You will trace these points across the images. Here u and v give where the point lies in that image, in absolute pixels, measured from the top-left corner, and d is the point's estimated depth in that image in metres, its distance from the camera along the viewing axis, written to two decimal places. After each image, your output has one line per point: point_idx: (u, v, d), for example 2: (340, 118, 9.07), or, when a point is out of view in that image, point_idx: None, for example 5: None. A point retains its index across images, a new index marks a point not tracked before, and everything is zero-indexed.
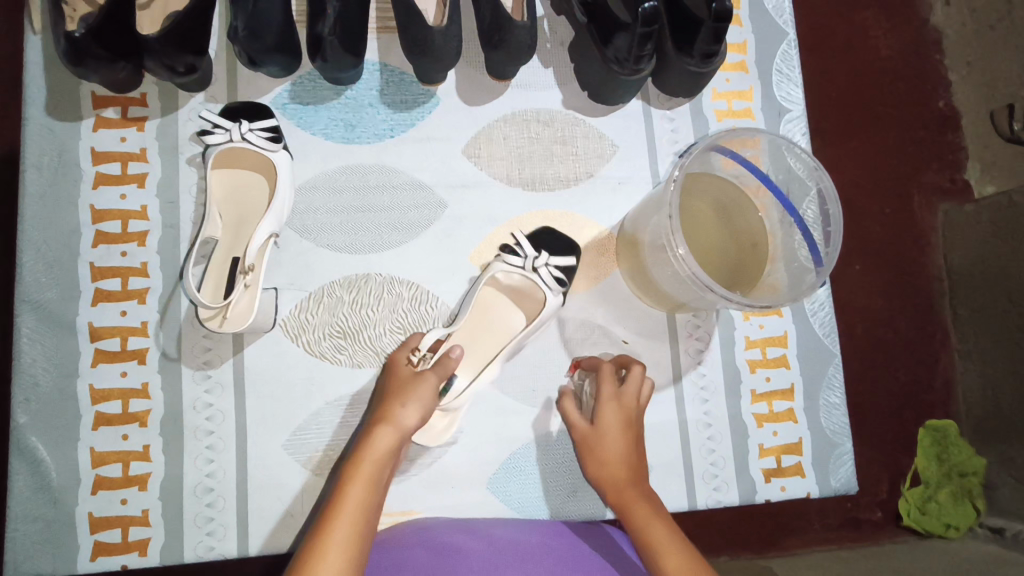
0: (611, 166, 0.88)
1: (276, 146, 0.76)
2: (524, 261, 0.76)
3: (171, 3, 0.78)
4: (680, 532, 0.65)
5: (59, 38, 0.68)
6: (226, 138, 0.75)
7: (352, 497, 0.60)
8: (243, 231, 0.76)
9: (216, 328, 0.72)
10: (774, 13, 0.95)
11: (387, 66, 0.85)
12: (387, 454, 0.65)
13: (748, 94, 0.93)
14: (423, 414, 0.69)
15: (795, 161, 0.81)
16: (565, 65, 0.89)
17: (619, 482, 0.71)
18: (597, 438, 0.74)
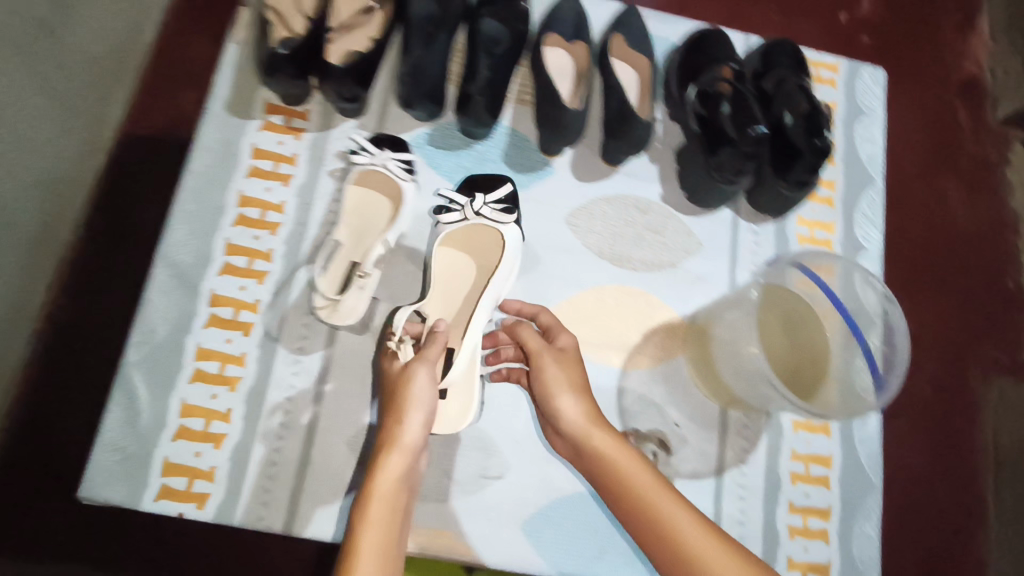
0: (694, 261, 0.95)
1: (408, 177, 0.87)
2: (463, 210, 0.85)
3: (352, 44, 0.91)
4: (667, 483, 0.68)
5: (266, 50, 0.83)
6: (368, 161, 0.86)
7: (370, 535, 0.61)
8: (363, 241, 0.85)
9: (327, 318, 0.82)
10: (866, 161, 1.04)
11: (514, 131, 0.96)
12: (396, 477, 0.66)
13: (830, 226, 1.00)
14: (423, 425, 0.69)
15: (874, 296, 0.88)
16: (668, 165, 0.99)
17: (589, 417, 0.73)
18: (563, 369, 0.76)
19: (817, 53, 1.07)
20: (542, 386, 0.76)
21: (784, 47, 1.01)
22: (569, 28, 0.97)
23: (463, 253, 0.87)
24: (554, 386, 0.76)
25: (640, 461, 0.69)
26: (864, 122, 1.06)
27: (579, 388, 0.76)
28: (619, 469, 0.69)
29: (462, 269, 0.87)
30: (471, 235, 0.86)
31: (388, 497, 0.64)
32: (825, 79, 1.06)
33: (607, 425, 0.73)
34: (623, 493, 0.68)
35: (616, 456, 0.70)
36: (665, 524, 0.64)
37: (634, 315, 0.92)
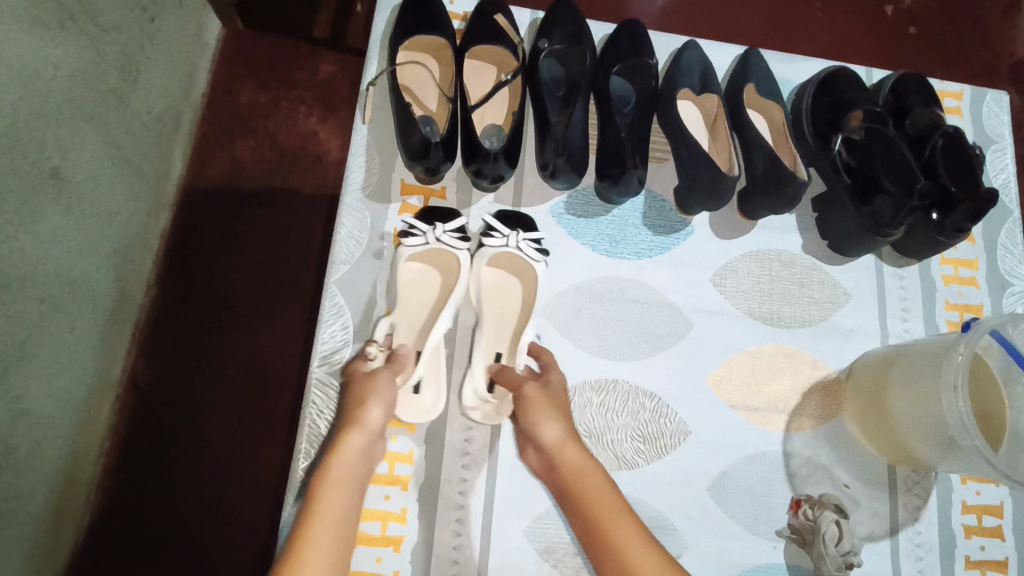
0: (843, 313, 0.93)
1: (540, 258, 0.84)
2: (424, 235, 0.83)
3: (488, 118, 0.92)
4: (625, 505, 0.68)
5: (411, 136, 0.81)
6: (502, 243, 0.83)
7: (329, 502, 0.63)
8: (501, 328, 0.85)
9: (480, 418, 0.80)
10: (1003, 192, 1.01)
11: (651, 192, 0.94)
12: (356, 457, 0.68)
13: (974, 264, 0.98)
14: (384, 412, 0.72)
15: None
16: (807, 214, 0.96)
17: (562, 442, 0.73)
18: (542, 397, 0.76)
19: (940, 82, 1.05)
20: (524, 414, 0.75)
21: (915, 82, 0.97)
22: (696, 79, 0.95)
23: (429, 271, 0.87)
24: (539, 409, 0.74)
25: (604, 481, 0.70)
26: (996, 152, 1.03)
27: (559, 413, 0.75)
28: (588, 494, 0.69)
29: (424, 290, 0.86)
30: (434, 257, 0.85)
31: (340, 477, 0.66)
32: (952, 109, 1.04)
33: (582, 447, 0.73)
34: (589, 513, 0.68)
35: (581, 476, 0.70)
36: (615, 539, 0.65)
37: (791, 374, 0.90)
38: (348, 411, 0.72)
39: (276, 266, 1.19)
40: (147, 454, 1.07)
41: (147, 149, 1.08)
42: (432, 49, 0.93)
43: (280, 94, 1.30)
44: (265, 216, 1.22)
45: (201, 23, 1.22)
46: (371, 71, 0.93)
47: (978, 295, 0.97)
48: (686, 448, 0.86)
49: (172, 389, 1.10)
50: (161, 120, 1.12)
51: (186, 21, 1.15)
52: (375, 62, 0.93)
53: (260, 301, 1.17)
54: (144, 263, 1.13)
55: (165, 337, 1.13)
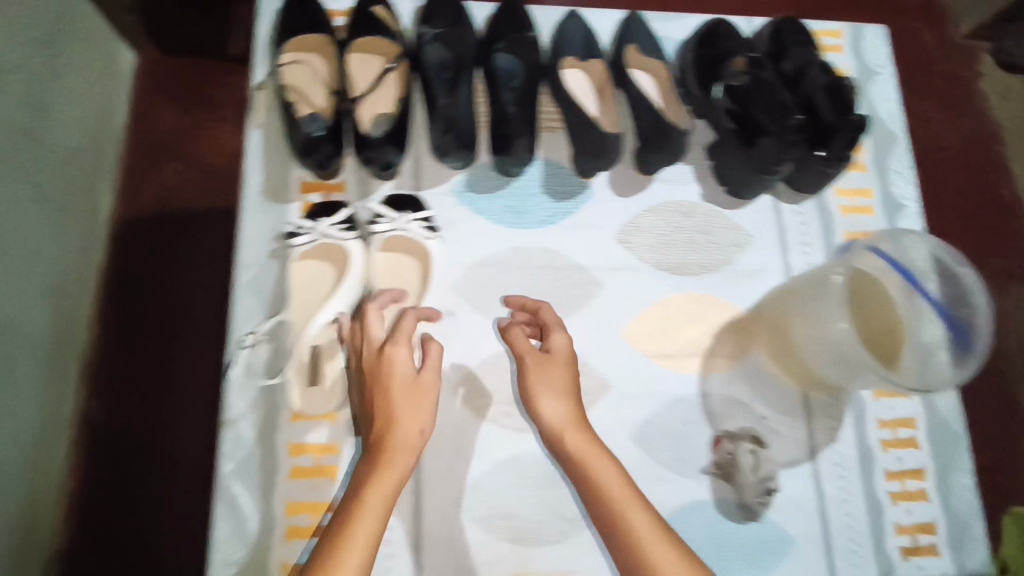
0: (746, 255, 0.96)
1: (430, 235, 0.88)
2: (310, 232, 0.87)
3: (377, 108, 0.91)
4: (634, 487, 0.72)
5: (300, 137, 0.83)
6: (390, 227, 0.87)
7: (370, 509, 0.66)
8: (401, 308, 0.85)
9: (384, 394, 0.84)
10: (888, 120, 1.05)
11: (549, 161, 0.96)
12: (409, 456, 0.72)
13: (868, 192, 1.01)
14: (422, 428, 0.74)
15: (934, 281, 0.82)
16: (702, 163, 0.99)
17: (569, 422, 0.77)
18: (543, 367, 0.81)
19: (819, 22, 1.08)
20: (528, 392, 0.80)
21: (792, 26, 1.00)
22: (580, 48, 0.98)
23: (324, 264, 0.87)
24: (537, 385, 0.80)
25: (610, 460, 0.74)
26: (879, 82, 1.07)
27: (563, 392, 0.79)
28: (590, 469, 0.73)
29: (322, 282, 0.87)
30: (328, 251, 0.87)
31: (389, 472, 0.69)
32: (832, 47, 1.07)
33: (581, 425, 0.77)
34: (597, 493, 0.72)
35: (586, 454, 0.75)
36: (619, 504, 0.70)
37: (701, 318, 0.93)
38: (382, 422, 0.73)
39: (209, 282, 1.20)
40: (104, 481, 1.07)
41: (70, 185, 1.09)
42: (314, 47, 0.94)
43: (200, 114, 1.30)
44: (191, 234, 1.23)
45: (111, 53, 1.23)
46: (258, 75, 0.93)
47: (875, 222, 1.00)
48: (607, 402, 0.88)
49: (118, 415, 1.11)
50: (81, 157, 1.13)
51: (93, 52, 1.16)
52: (262, 67, 0.94)
53: (196, 319, 1.17)
54: (82, 299, 1.13)
55: (109, 366, 1.13)
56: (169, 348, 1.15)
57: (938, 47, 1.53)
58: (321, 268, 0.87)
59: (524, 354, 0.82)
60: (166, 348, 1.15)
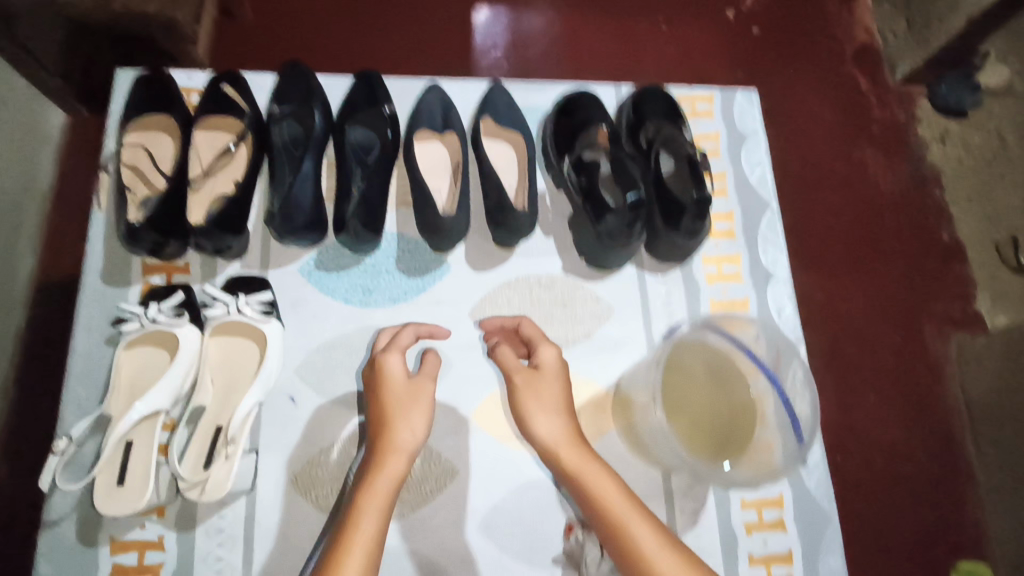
0: (607, 328, 0.94)
1: (268, 318, 0.84)
2: (139, 318, 0.82)
3: (217, 187, 0.90)
4: (632, 497, 0.75)
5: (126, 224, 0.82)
6: (224, 312, 0.83)
7: (371, 512, 0.71)
8: (231, 398, 0.82)
9: (195, 497, 0.76)
10: (759, 186, 1.04)
11: (403, 236, 0.94)
12: (398, 476, 0.74)
13: (736, 260, 1.00)
14: (415, 429, 0.78)
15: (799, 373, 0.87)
16: (564, 234, 0.97)
17: (563, 437, 0.79)
18: (532, 387, 0.83)
19: (689, 88, 1.09)
20: (519, 409, 0.83)
21: (652, 96, 1.01)
22: (436, 120, 0.97)
23: (158, 350, 0.84)
24: (529, 405, 0.82)
25: (604, 471, 0.76)
26: (749, 147, 1.06)
27: (557, 407, 0.82)
28: (585, 481, 0.76)
29: (156, 369, 0.83)
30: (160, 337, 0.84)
31: (386, 491, 0.73)
32: (701, 113, 1.07)
33: (576, 441, 0.80)
34: (596, 506, 0.74)
35: (582, 467, 0.77)
36: (615, 514, 0.72)
37: None
38: (381, 429, 0.78)
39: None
40: None
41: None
42: (161, 124, 0.93)
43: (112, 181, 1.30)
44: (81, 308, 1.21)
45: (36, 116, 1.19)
46: (108, 148, 0.92)
47: (742, 290, 0.98)
48: (454, 488, 0.85)
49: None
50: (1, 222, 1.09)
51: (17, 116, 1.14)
52: (112, 140, 0.93)
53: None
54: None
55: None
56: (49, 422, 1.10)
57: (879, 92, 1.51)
58: (154, 354, 0.84)
59: (514, 371, 0.85)
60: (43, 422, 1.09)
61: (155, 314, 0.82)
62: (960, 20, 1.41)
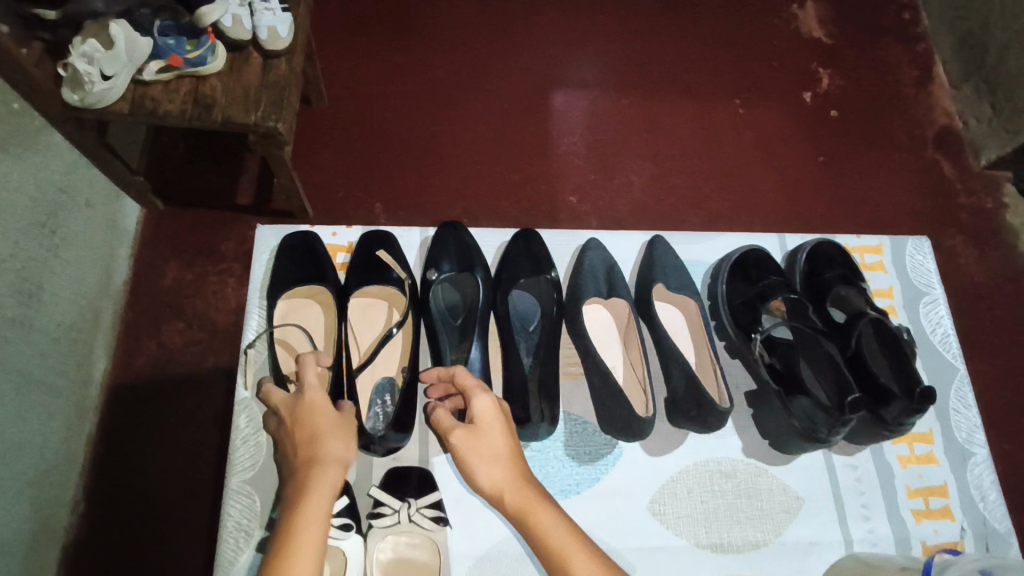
0: (798, 525, 0.84)
1: (441, 525, 0.76)
2: None
3: (377, 370, 0.84)
4: (580, 532, 0.66)
5: None
6: (394, 521, 0.75)
7: (310, 521, 0.61)
8: None
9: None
10: (943, 347, 0.96)
11: (571, 414, 0.86)
12: (332, 492, 0.65)
13: (929, 436, 0.90)
14: (349, 444, 0.70)
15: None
16: (744, 410, 0.88)
17: (511, 480, 0.70)
18: (472, 443, 0.72)
19: (856, 237, 1.01)
20: (459, 462, 0.72)
21: (828, 256, 0.93)
22: (601, 284, 0.90)
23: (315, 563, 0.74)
24: (470, 458, 0.71)
25: (554, 511, 0.67)
26: (928, 305, 0.98)
27: (504, 454, 0.72)
28: (528, 514, 0.67)
29: None
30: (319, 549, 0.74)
31: (325, 506, 0.63)
32: (873, 265, 0.99)
33: (527, 484, 0.70)
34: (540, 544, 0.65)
35: (527, 502, 0.68)
36: (557, 548, 0.64)
37: None
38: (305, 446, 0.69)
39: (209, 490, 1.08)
40: None
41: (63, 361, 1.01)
42: (311, 294, 0.88)
43: (207, 269, 1.22)
44: (184, 436, 1.11)
45: (113, 215, 1.16)
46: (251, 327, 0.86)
47: (940, 474, 0.88)
48: None
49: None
50: (74, 337, 1.04)
51: (95, 220, 1.11)
52: (255, 316, 0.87)
53: (190, 524, 1.06)
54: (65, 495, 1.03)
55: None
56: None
57: (964, 176, 1.49)
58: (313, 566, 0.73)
59: (450, 429, 0.73)
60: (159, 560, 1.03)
61: None
62: None
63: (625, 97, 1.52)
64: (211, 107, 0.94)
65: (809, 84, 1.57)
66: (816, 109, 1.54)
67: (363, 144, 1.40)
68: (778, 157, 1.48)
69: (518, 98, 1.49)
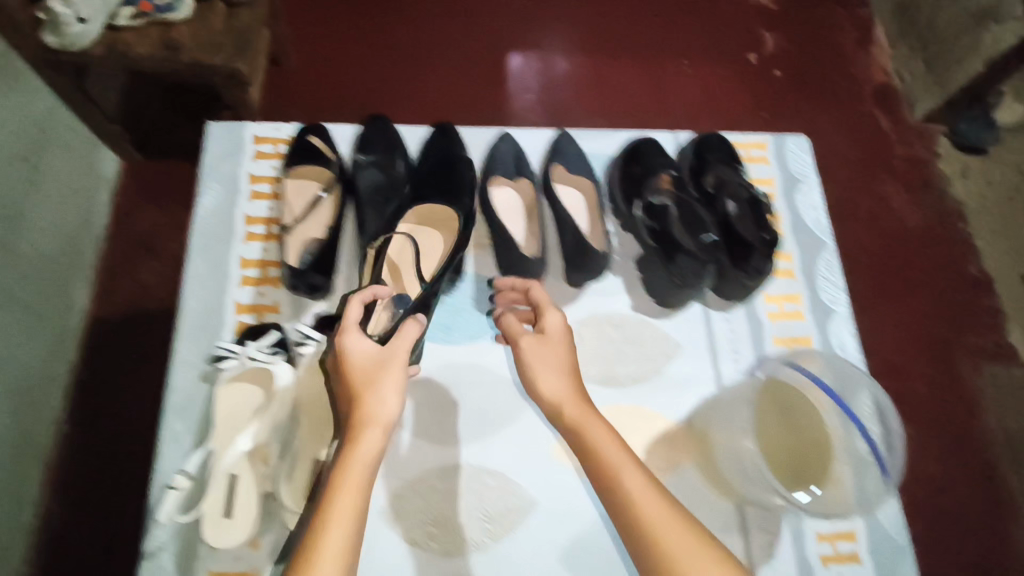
0: (676, 365, 0.97)
1: None
2: (238, 356, 0.87)
3: (307, 233, 0.95)
4: (635, 458, 0.71)
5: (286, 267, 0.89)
6: (317, 350, 0.88)
7: (348, 485, 0.63)
8: (323, 435, 0.83)
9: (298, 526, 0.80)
10: (814, 226, 1.09)
11: (480, 277, 0.99)
12: (376, 451, 0.67)
13: (797, 298, 1.03)
14: (391, 400, 0.71)
15: (867, 404, 0.89)
16: (632, 274, 1.01)
17: (573, 395, 0.77)
18: (540, 349, 0.81)
19: (743, 135, 1.14)
20: (524, 370, 0.81)
21: (709, 143, 1.06)
22: (510, 167, 1.03)
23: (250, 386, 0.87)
24: (530, 363, 0.80)
25: (605, 426, 0.74)
26: (803, 190, 1.11)
27: (566, 371, 0.80)
28: (594, 446, 0.72)
29: (250, 403, 0.86)
30: (252, 374, 0.87)
31: (367, 468, 0.65)
32: (756, 159, 1.13)
33: (581, 398, 0.77)
34: (590, 458, 0.71)
35: (582, 419, 0.74)
36: (615, 474, 0.69)
37: (633, 431, 0.93)
38: (353, 401, 0.71)
39: None
40: None
41: (49, 294, 1.17)
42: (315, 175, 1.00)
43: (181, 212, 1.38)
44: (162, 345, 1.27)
45: (92, 159, 1.31)
46: (204, 205, 0.98)
47: (805, 328, 1.01)
48: (534, 520, 0.87)
49: (91, 523, 1.13)
50: (56, 262, 1.19)
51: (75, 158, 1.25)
52: (207, 196, 0.99)
53: None
54: (53, 399, 1.17)
55: (94, 476, 1.16)
56: (129, 463, 1.18)
57: (899, 129, 1.62)
58: (248, 391, 0.86)
59: (519, 335, 0.83)
60: (143, 453, 1.18)
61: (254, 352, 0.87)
62: (977, 65, 1.52)
63: (573, 50, 1.65)
64: (180, 49, 1.11)
65: (754, 47, 1.69)
66: (760, 69, 1.66)
67: (334, 103, 1.53)
68: (717, 110, 1.61)
69: (472, 51, 1.63)
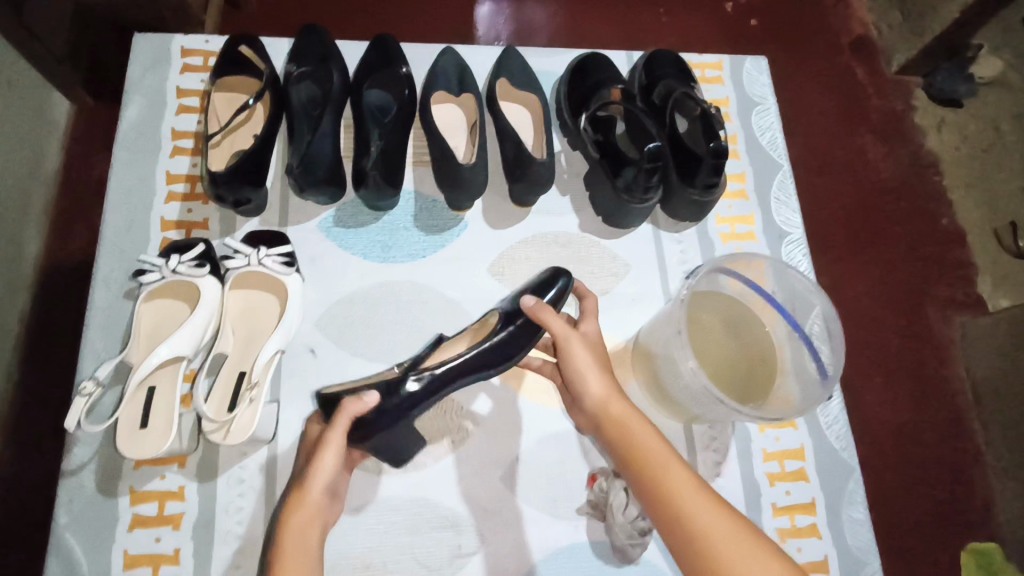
0: (624, 284, 0.94)
1: (289, 270, 0.84)
2: (160, 270, 0.81)
3: (236, 143, 0.92)
4: (684, 462, 0.65)
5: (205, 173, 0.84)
6: (244, 263, 0.83)
7: (284, 552, 0.60)
8: (251, 349, 0.82)
9: (221, 440, 0.75)
10: (769, 148, 1.05)
11: (421, 195, 0.95)
12: (309, 520, 0.64)
13: (750, 219, 1.01)
14: (327, 468, 0.66)
15: (818, 326, 0.87)
16: (579, 194, 0.98)
17: (613, 394, 0.72)
18: (577, 353, 0.74)
19: (698, 55, 1.10)
20: (567, 366, 0.75)
21: (661, 59, 1.02)
22: (452, 81, 0.97)
23: (175, 302, 0.84)
24: (575, 361, 0.74)
25: (648, 425, 0.69)
26: (759, 112, 1.08)
27: (606, 372, 0.74)
28: (636, 445, 0.67)
29: (176, 319, 0.83)
30: (177, 289, 0.84)
31: (305, 535, 0.62)
32: (711, 79, 1.09)
33: (624, 397, 0.72)
34: (634, 458, 0.66)
35: (626, 416, 0.70)
36: (657, 472, 0.64)
37: None
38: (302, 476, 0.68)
39: None
40: None
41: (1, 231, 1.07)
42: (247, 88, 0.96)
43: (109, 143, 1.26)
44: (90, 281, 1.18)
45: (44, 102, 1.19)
46: (127, 116, 0.94)
47: (756, 249, 0.99)
48: (475, 439, 0.85)
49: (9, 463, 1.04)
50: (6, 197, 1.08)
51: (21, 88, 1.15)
52: (131, 107, 0.94)
53: None
54: None
55: (34, 426, 1.07)
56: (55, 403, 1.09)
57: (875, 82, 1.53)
58: (173, 307, 0.84)
59: (566, 335, 0.75)
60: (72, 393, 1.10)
61: (176, 265, 0.81)
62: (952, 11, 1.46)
63: None
64: None
65: None
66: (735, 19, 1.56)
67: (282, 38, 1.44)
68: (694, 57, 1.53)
69: None
